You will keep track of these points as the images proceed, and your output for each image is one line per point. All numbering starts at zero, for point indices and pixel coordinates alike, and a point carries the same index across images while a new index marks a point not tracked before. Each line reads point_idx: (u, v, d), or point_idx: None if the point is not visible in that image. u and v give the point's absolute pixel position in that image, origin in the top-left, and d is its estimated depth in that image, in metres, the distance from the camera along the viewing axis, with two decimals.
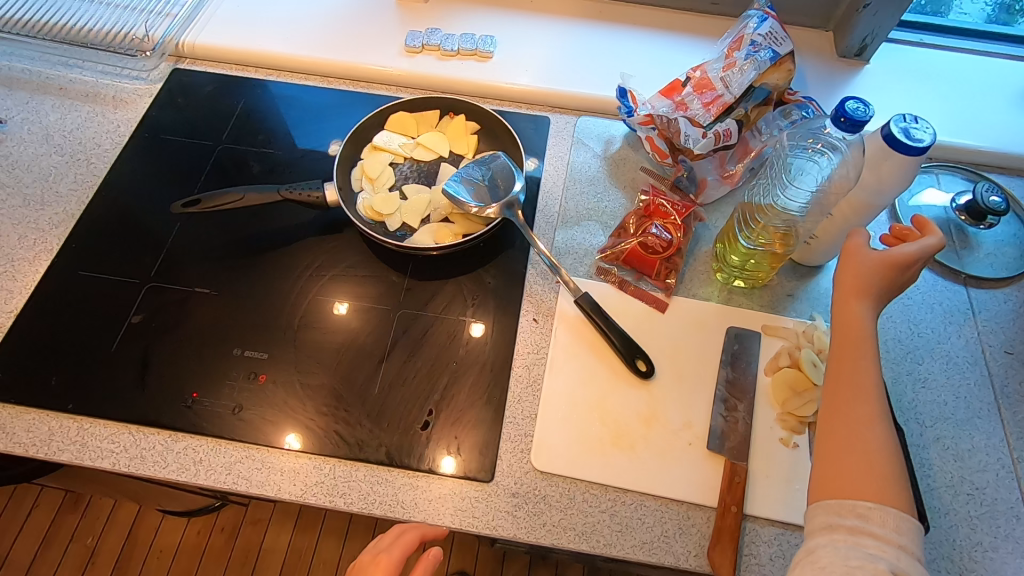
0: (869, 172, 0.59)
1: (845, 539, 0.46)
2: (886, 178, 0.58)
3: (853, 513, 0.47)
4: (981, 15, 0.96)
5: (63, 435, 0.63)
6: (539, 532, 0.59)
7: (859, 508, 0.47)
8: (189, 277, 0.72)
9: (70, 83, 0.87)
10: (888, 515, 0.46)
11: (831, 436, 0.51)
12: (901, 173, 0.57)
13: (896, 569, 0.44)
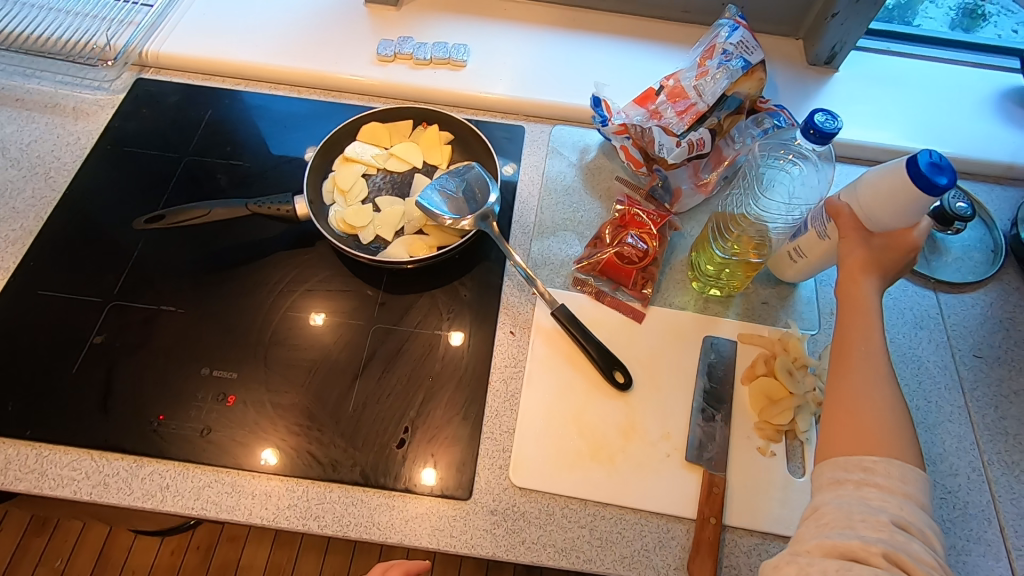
0: (876, 203, 0.51)
1: (851, 493, 0.46)
2: (894, 211, 0.50)
3: (859, 468, 0.47)
4: (945, 20, 0.98)
5: (20, 463, 0.60)
6: (519, 550, 0.58)
7: (865, 461, 0.47)
8: (154, 295, 0.70)
9: (28, 94, 0.84)
10: (893, 466, 0.46)
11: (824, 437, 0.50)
12: (911, 212, 0.49)
13: (899, 520, 0.44)
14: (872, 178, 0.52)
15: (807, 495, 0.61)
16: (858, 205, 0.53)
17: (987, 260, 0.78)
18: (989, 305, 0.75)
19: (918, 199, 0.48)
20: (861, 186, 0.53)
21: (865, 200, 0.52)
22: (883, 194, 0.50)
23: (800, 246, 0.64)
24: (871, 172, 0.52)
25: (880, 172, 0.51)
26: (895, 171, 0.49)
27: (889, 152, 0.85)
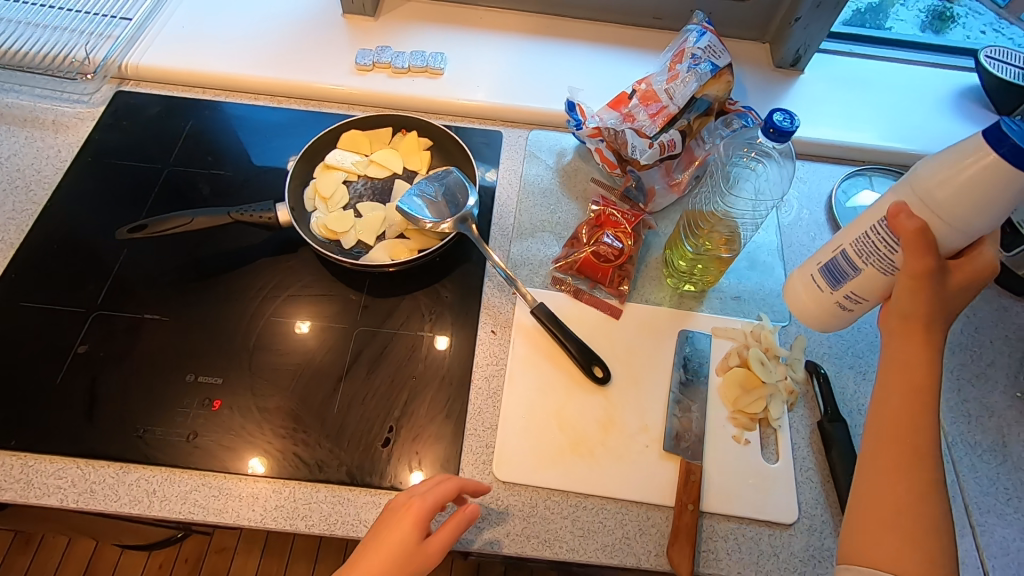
0: (952, 187, 0.43)
1: None
2: (976, 199, 0.43)
3: None
4: (916, 20, 1.02)
5: (5, 474, 0.60)
6: (503, 542, 0.60)
7: None
8: (138, 305, 0.71)
9: (6, 108, 0.84)
10: None
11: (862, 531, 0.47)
12: (1000, 196, 0.42)
13: None
14: (932, 171, 0.45)
15: (781, 480, 0.64)
16: (922, 201, 0.45)
17: None
18: None
19: (1008, 176, 0.41)
20: (923, 181, 0.45)
21: (935, 192, 0.44)
22: (960, 178, 0.43)
23: (852, 291, 0.53)
24: (929, 166, 0.46)
25: (943, 160, 0.45)
26: (970, 148, 0.43)
27: (854, 150, 0.88)
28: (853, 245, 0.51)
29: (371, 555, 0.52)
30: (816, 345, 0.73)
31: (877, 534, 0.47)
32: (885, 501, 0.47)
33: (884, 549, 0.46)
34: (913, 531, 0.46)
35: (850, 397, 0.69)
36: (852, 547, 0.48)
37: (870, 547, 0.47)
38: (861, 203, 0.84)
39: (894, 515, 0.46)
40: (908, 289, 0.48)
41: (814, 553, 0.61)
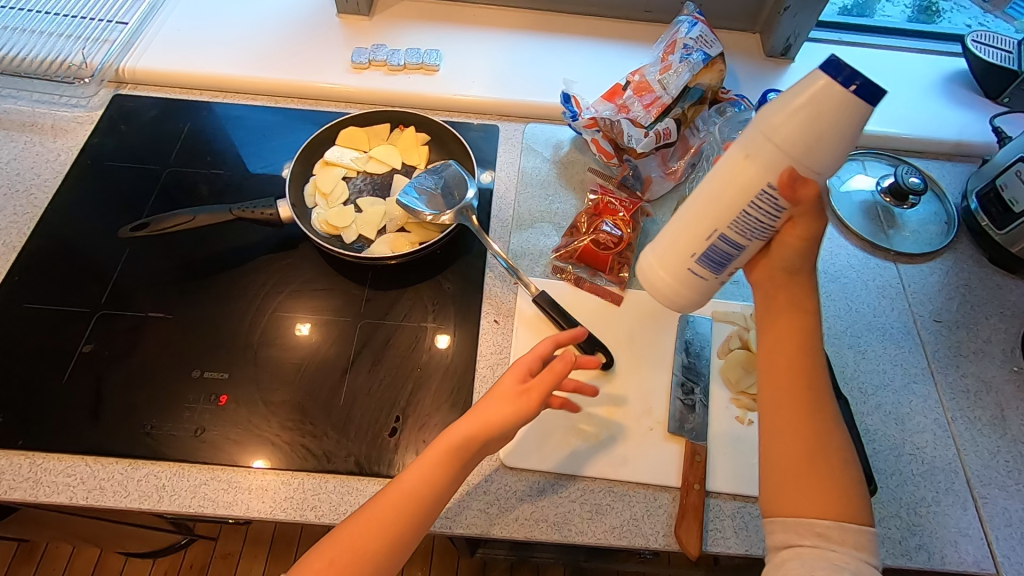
0: (793, 129, 0.41)
1: (810, 551, 0.45)
2: (826, 138, 0.40)
3: (813, 533, 0.46)
4: (902, 15, 1.04)
5: (13, 473, 0.60)
6: (512, 526, 0.60)
7: (818, 527, 0.46)
8: (141, 303, 0.71)
9: (4, 114, 0.85)
10: (847, 532, 0.46)
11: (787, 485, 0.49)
12: (850, 132, 0.40)
13: None
14: (776, 110, 0.42)
15: None
16: (777, 145, 0.42)
17: (942, 232, 0.82)
18: (945, 273, 0.79)
19: (854, 107, 0.39)
20: (767, 121, 0.42)
21: (778, 131, 0.41)
22: (809, 117, 0.40)
23: (735, 266, 0.49)
24: (772, 108, 0.42)
25: (784, 98, 0.41)
26: (812, 83, 0.40)
27: None
28: (731, 227, 0.46)
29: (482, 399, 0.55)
30: None
31: (793, 486, 0.48)
32: (794, 450, 0.49)
33: (800, 499, 0.47)
34: (823, 475, 0.48)
35: (850, 376, 0.70)
36: (773, 503, 0.49)
37: (789, 498, 0.48)
38: (855, 186, 0.85)
39: (804, 462, 0.48)
40: (796, 250, 0.48)
41: None
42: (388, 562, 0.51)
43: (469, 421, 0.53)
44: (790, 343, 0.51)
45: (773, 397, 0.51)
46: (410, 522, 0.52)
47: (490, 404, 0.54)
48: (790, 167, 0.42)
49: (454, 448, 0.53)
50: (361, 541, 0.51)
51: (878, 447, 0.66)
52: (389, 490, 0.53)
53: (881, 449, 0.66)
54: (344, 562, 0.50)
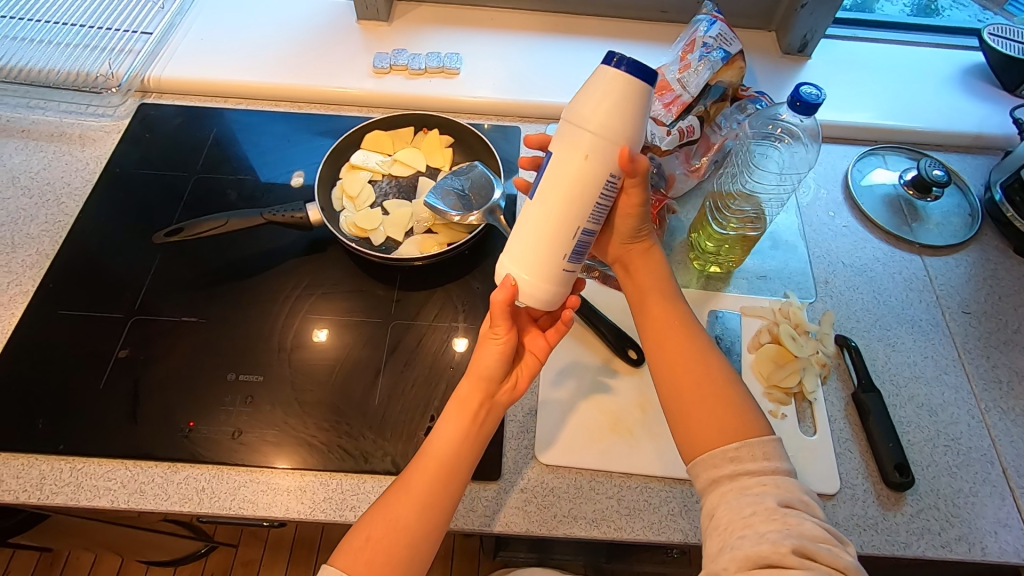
0: (603, 113, 0.46)
1: (731, 488, 0.47)
2: (628, 115, 0.47)
3: (727, 459, 0.49)
4: (902, 13, 1.05)
5: (55, 478, 0.61)
6: (551, 524, 0.60)
7: (730, 453, 0.49)
8: (173, 308, 0.72)
9: (33, 125, 0.86)
10: (754, 448, 0.49)
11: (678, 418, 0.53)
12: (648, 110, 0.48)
13: (785, 502, 0.46)
14: (583, 102, 0.47)
15: (820, 452, 0.64)
16: (596, 134, 0.47)
17: (966, 224, 0.82)
18: (972, 265, 0.79)
19: (647, 88, 0.46)
20: (579, 112, 0.47)
21: (591, 119, 0.47)
22: (616, 107, 0.46)
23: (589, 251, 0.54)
24: (581, 103, 0.47)
25: (586, 91, 0.47)
26: (610, 76, 0.46)
27: (865, 129, 0.90)
28: (592, 221, 0.50)
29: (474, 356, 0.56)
30: (844, 320, 0.74)
31: (700, 419, 0.51)
32: (691, 389, 0.53)
33: (710, 431, 0.50)
34: (723, 401, 0.52)
35: (881, 368, 0.70)
36: (689, 444, 0.51)
37: (699, 433, 0.51)
38: (876, 180, 0.85)
39: (701, 396, 0.52)
40: (637, 216, 0.57)
41: (859, 522, 0.61)
42: (428, 528, 0.51)
43: (473, 379, 0.55)
44: (656, 302, 0.58)
45: (662, 348, 0.56)
46: (439, 485, 0.52)
47: (482, 357, 0.55)
48: (614, 149, 0.48)
49: (466, 406, 0.54)
50: (395, 512, 0.51)
51: (913, 438, 0.66)
52: (417, 459, 0.54)
53: (916, 441, 0.65)
54: (382, 536, 0.50)
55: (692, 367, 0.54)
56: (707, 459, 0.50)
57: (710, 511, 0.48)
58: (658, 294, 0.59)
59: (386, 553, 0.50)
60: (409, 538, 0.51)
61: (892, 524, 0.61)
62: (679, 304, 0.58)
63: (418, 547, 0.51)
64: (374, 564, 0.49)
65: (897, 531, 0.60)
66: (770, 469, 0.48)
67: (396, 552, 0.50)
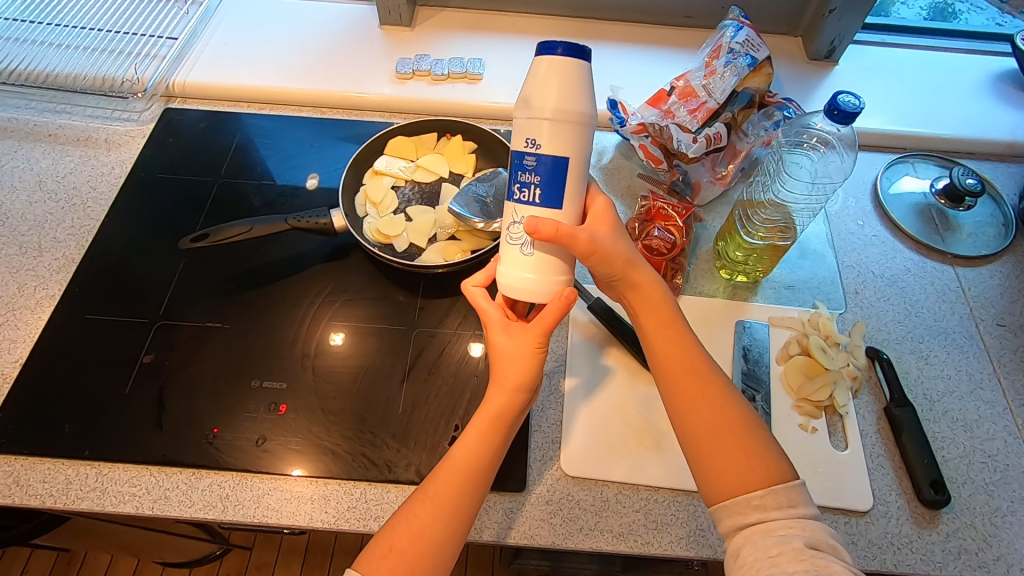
0: (557, 96, 0.47)
1: (757, 530, 0.46)
2: (576, 97, 0.48)
3: (751, 507, 0.47)
4: (918, 17, 1.03)
5: (80, 483, 0.61)
6: (577, 537, 0.59)
7: (754, 499, 0.47)
8: (198, 313, 0.72)
9: (59, 129, 0.86)
10: (780, 496, 0.47)
11: (699, 463, 0.51)
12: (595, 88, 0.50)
13: (812, 543, 0.44)
14: (533, 92, 0.48)
15: (852, 467, 0.63)
16: (551, 117, 0.48)
17: (999, 234, 0.80)
18: (1006, 276, 0.78)
19: (585, 66, 0.48)
20: (530, 104, 0.48)
21: (547, 105, 0.47)
22: (558, 90, 0.47)
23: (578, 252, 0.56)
24: (529, 97, 0.48)
25: (531, 85, 0.48)
26: (546, 60, 0.47)
27: (894, 136, 0.88)
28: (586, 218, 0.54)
29: (504, 370, 0.54)
30: (875, 331, 0.72)
31: (721, 466, 0.49)
32: (707, 434, 0.51)
33: (730, 480, 0.49)
34: (743, 447, 0.50)
35: (913, 382, 0.69)
36: (710, 491, 0.50)
37: (720, 480, 0.49)
38: (905, 188, 0.84)
39: (720, 441, 0.50)
40: (602, 258, 0.53)
41: (893, 540, 0.59)
42: (451, 539, 0.50)
43: (504, 390, 0.54)
44: (662, 336, 0.55)
45: (673, 390, 0.53)
46: (463, 495, 0.51)
47: (517, 369, 0.54)
48: (573, 128, 0.48)
49: (495, 415, 0.53)
50: (417, 519, 0.50)
51: (948, 454, 0.64)
52: (441, 467, 0.53)
53: (951, 457, 0.64)
54: (406, 545, 0.49)
55: (706, 410, 0.51)
56: (732, 505, 0.48)
57: (734, 551, 0.46)
58: (664, 328, 0.56)
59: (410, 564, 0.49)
60: (434, 554, 0.49)
61: (928, 543, 0.59)
62: (686, 337, 0.55)
63: (444, 550, 0.50)
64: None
65: (933, 551, 0.58)
66: (795, 515, 0.46)
67: (418, 562, 0.49)
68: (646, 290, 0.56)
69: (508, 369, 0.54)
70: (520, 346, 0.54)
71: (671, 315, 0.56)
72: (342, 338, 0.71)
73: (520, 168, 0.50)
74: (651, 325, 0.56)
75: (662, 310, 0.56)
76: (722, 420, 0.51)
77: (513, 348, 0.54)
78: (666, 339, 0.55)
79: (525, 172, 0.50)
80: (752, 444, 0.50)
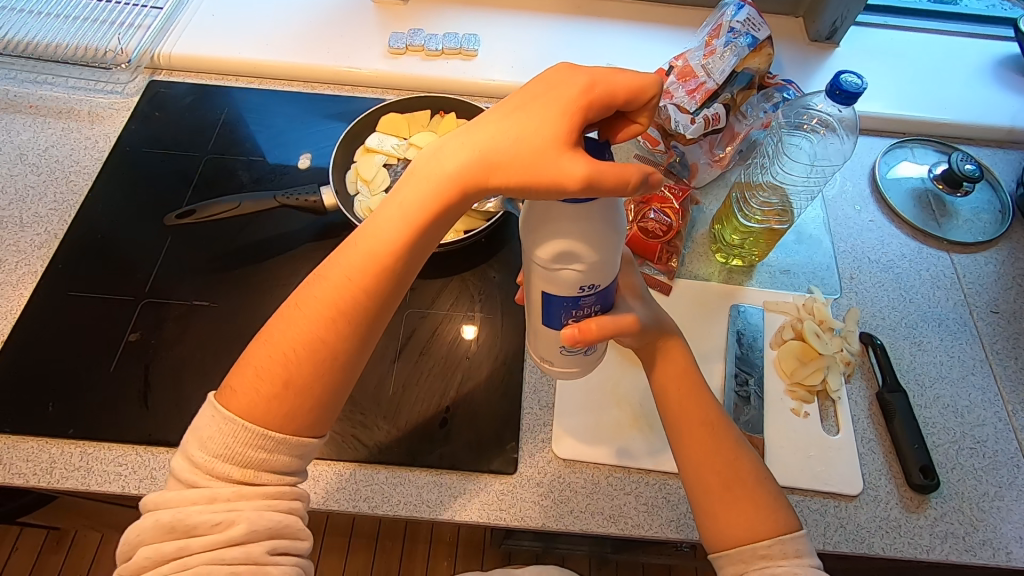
0: (588, 248, 0.41)
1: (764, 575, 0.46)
2: (602, 236, 0.41)
3: (757, 557, 0.47)
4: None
5: (65, 462, 0.59)
6: (568, 519, 0.59)
7: (761, 551, 0.47)
8: (184, 293, 0.70)
9: (41, 101, 0.84)
10: (787, 548, 0.47)
11: (700, 507, 0.50)
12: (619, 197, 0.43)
13: None
14: (558, 245, 0.41)
15: (843, 451, 0.63)
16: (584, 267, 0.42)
17: (996, 221, 0.80)
18: (1001, 263, 0.77)
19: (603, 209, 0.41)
20: (556, 253, 0.42)
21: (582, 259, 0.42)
22: (582, 240, 0.41)
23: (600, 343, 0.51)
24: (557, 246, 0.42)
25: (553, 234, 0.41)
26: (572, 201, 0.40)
27: (893, 121, 0.87)
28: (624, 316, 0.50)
29: (503, 137, 0.42)
30: (869, 317, 0.72)
31: (728, 515, 0.49)
32: (716, 485, 0.50)
33: (737, 526, 0.48)
34: (752, 499, 0.49)
35: (906, 368, 0.69)
36: (714, 536, 0.49)
37: (727, 527, 0.49)
38: (903, 173, 0.83)
39: (734, 492, 0.49)
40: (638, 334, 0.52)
41: (881, 524, 0.59)
42: (359, 357, 0.47)
43: (476, 153, 0.43)
44: (686, 387, 0.54)
45: (687, 442, 0.52)
46: (378, 294, 0.46)
47: (513, 153, 0.42)
48: (606, 266, 0.43)
49: (443, 196, 0.44)
50: (313, 334, 0.45)
51: (938, 440, 0.64)
52: (349, 257, 0.46)
53: (941, 442, 0.64)
54: (303, 369, 0.45)
55: (720, 465, 0.51)
56: (735, 555, 0.48)
57: None
58: (681, 383, 0.54)
59: (312, 394, 0.45)
60: (337, 371, 0.46)
61: (916, 527, 0.59)
62: (704, 390, 0.55)
63: (338, 364, 0.46)
64: (297, 413, 0.45)
65: (921, 534, 0.59)
66: (801, 564, 0.47)
67: (316, 388, 0.45)
68: (675, 354, 0.55)
69: (503, 136, 0.42)
70: (542, 143, 0.41)
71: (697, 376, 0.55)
72: None
73: (572, 306, 0.46)
74: (678, 386, 0.54)
75: (694, 370, 0.55)
76: (733, 469, 0.51)
77: (529, 132, 0.41)
78: (686, 393, 0.54)
79: (578, 309, 0.46)
80: (762, 491, 0.50)
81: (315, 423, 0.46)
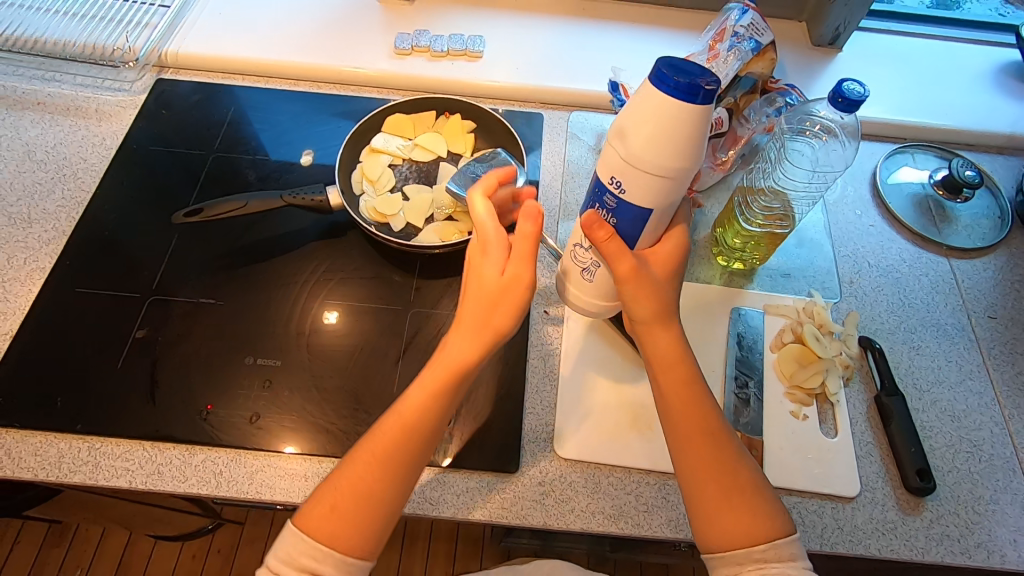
0: (640, 142, 0.43)
1: None
2: (661, 142, 0.42)
3: (753, 559, 0.48)
4: (921, 5, 1.02)
5: (73, 456, 0.60)
6: (569, 518, 0.60)
7: (756, 554, 0.48)
8: (191, 290, 0.71)
9: (49, 98, 0.84)
10: (781, 550, 0.48)
11: (697, 512, 0.50)
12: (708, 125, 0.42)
13: None
14: (627, 121, 0.44)
15: (840, 453, 0.63)
16: (627, 158, 0.44)
17: (996, 226, 0.81)
18: (1000, 269, 0.78)
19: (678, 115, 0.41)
20: (622, 132, 0.44)
21: (626, 147, 0.44)
22: (647, 132, 0.42)
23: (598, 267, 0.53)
24: (627, 125, 0.44)
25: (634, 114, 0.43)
26: (662, 92, 0.41)
27: (895, 126, 0.88)
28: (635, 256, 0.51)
29: (468, 307, 0.49)
30: (869, 321, 0.73)
31: (724, 523, 0.49)
32: (714, 494, 0.50)
33: (734, 535, 0.49)
34: (750, 509, 0.49)
35: (905, 372, 0.69)
36: (709, 541, 0.50)
37: (724, 535, 0.49)
38: (903, 178, 0.84)
39: (732, 502, 0.50)
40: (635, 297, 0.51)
41: (878, 526, 0.60)
42: (400, 493, 0.50)
43: (467, 332, 0.49)
44: (685, 391, 0.52)
45: (685, 449, 0.51)
46: (407, 456, 0.50)
47: (493, 310, 0.48)
48: (647, 177, 0.44)
49: (450, 372, 0.49)
50: (359, 480, 0.49)
51: (935, 443, 0.65)
52: (379, 427, 0.51)
53: (938, 446, 0.65)
54: (351, 505, 0.49)
55: (718, 475, 0.50)
56: (732, 558, 0.49)
57: None
58: (682, 389, 0.52)
59: (361, 524, 0.49)
60: (384, 506, 0.49)
61: (912, 529, 0.60)
62: (705, 397, 0.53)
63: (383, 500, 0.49)
64: (345, 533, 0.48)
65: (916, 537, 0.60)
66: (796, 567, 0.48)
67: (366, 519, 0.49)
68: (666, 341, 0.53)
69: (472, 303, 0.49)
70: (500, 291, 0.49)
71: (698, 377, 0.53)
72: (324, 316, 0.70)
73: (601, 199, 0.49)
74: (676, 385, 0.52)
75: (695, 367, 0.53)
76: (733, 482, 0.50)
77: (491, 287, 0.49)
78: (683, 396, 0.52)
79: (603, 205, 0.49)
80: (760, 501, 0.50)
81: (371, 537, 0.49)
